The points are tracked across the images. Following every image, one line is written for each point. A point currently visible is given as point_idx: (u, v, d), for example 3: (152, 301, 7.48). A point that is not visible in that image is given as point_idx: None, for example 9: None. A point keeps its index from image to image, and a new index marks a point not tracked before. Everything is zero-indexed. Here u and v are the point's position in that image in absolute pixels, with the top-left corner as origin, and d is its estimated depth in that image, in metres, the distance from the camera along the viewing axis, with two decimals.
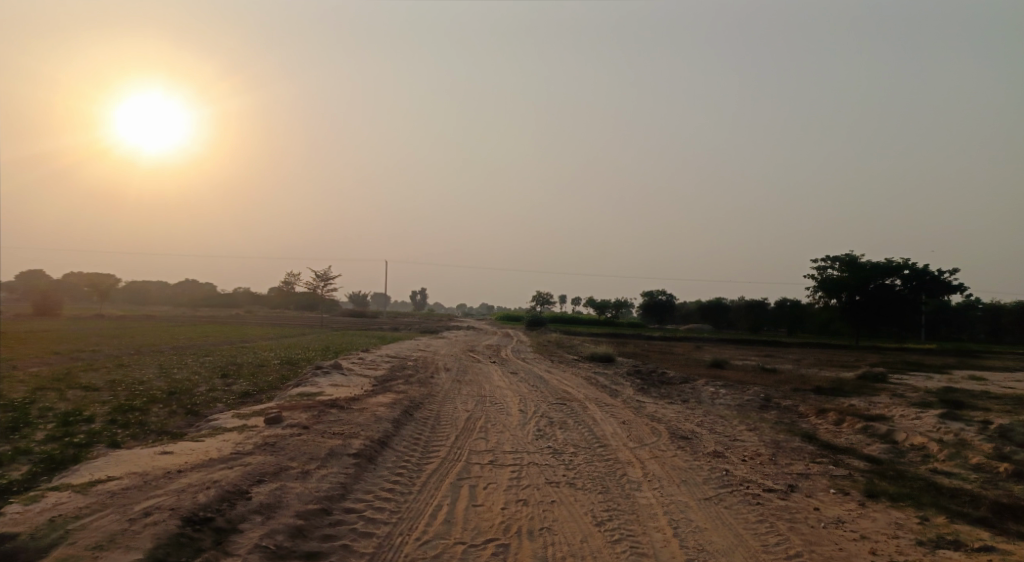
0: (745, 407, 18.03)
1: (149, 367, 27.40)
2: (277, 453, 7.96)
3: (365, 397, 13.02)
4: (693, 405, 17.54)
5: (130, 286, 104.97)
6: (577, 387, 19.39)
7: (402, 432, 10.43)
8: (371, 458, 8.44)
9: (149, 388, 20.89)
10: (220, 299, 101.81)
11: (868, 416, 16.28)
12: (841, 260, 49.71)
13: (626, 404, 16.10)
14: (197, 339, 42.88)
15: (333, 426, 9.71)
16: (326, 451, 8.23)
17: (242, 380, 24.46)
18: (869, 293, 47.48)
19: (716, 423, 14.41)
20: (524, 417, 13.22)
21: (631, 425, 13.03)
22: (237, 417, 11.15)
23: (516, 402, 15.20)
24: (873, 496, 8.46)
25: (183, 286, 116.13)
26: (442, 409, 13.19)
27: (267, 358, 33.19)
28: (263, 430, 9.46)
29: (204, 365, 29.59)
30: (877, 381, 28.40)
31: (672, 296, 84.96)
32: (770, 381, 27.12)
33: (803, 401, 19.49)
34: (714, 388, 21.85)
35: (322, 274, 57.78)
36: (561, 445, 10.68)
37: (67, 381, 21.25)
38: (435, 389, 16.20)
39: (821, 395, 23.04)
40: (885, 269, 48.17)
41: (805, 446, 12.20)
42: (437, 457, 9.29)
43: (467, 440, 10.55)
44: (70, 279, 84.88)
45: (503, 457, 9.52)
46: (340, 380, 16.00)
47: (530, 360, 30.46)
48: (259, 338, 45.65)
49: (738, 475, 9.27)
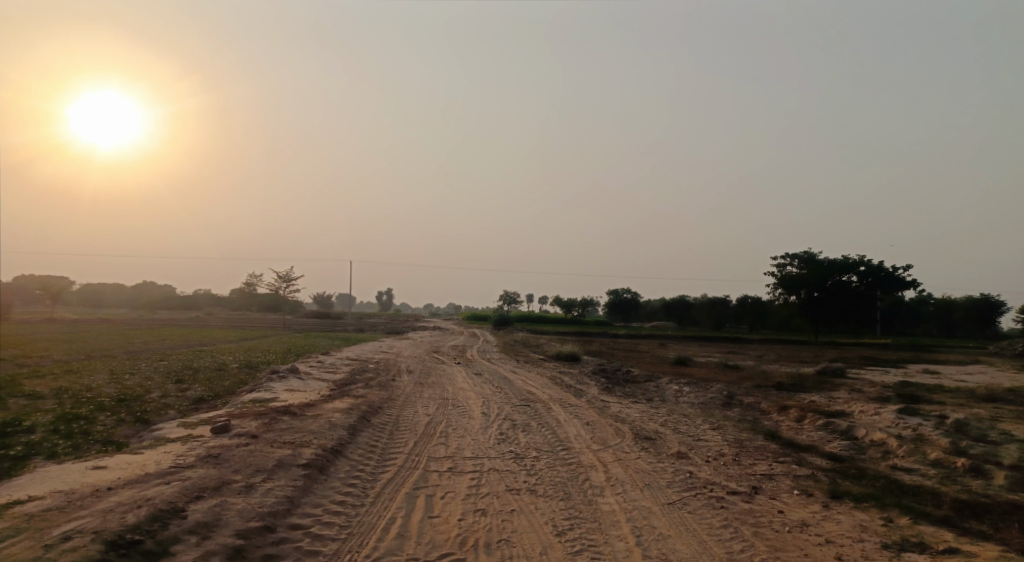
0: (709, 405, 18.07)
1: (99, 373, 26.24)
2: (220, 466, 7.48)
3: (321, 403, 12.53)
4: (659, 404, 17.48)
5: (83, 288, 101.24)
6: (542, 388, 19.15)
7: (357, 439, 10.02)
8: (322, 468, 8.02)
9: (97, 395, 19.92)
10: (180, 301, 98.98)
11: (829, 413, 16.43)
12: (800, 258, 50.65)
13: (591, 404, 15.93)
14: (152, 343, 41.32)
15: (285, 434, 9.28)
16: (274, 462, 7.77)
17: (197, 385, 23.57)
18: (827, 290, 48.49)
19: (680, 422, 14.32)
20: (486, 420, 12.92)
21: (595, 426, 12.85)
22: (183, 426, 10.55)
23: (479, 405, 14.86)
24: (837, 497, 8.43)
25: (140, 288, 112.54)
26: (402, 414, 12.77)
27: (225, 362, 32.16)
28: (208, 440, 8.94)
29: (158, 370, 28.48)
30: (836, 377, 28.94)
31: (637, 294, 85.61)
32: (733, 378, 27.38)
33: (765, 398, 19.65)
34: (678, 386, 21.88)
35: (285, 274, 56.45)
36: (523, 449, 10.40)
37: (8, 389, 20.15)
38: (396, 392, 15.78)
39: (782, 391, 23.29)
40: (842, 266, 49.26)
41: (769, 445, 12.20)
42: (393, 465, 8.92)
43: (426, 446, 10.21)
44: (19, 281, 81.46)
45: (463, 464, 9.22)
46: (296, 384, 15.44)
47: (495, 360, 30.15)
48: (218, 341, 44.30)
49: (702, 477, 9.14)
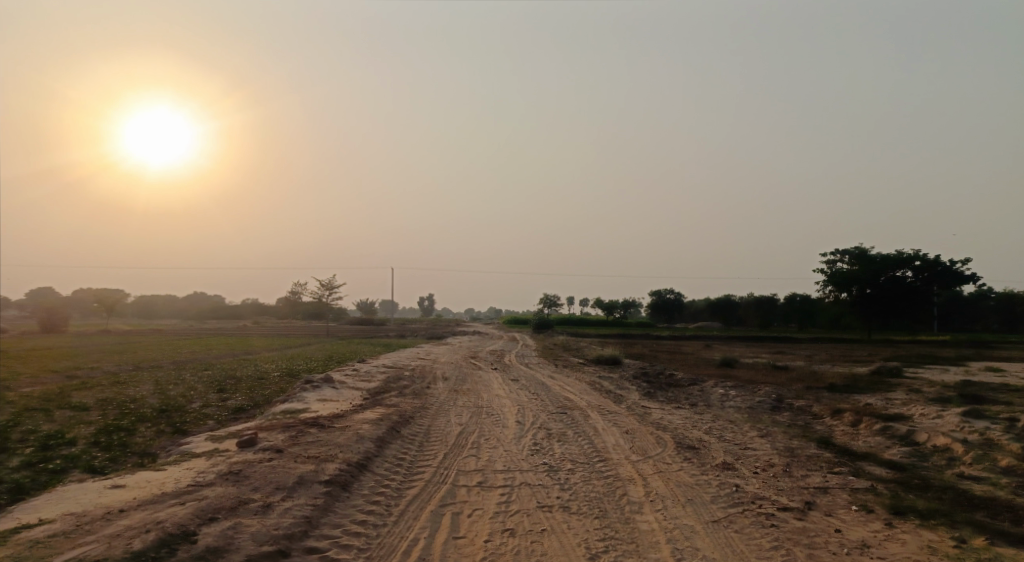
0: (757, 410, 17.21)
1: (145, 383, 26.83)
2: (240, 483, 7.24)
3: (351, 413, 12.26)
4: (703, 410, 16.71)
5: (138, 300, 105.09)
6: (581, 394, 18.55)
7: (385, 452, 9.71)
8: (345, 485, 7.69)
9: (141, 405, 20.26)
10: (228, 311, 101.59)
11: (886, 416, 15.39)
12: (851, 253, 48.59)
13: (631, 411, 15.31)
14: (199, 352, 42.29)
15: (310, 448, 9.02)
16: (295, 479, 7.49)
17: (238, 394, 23.82)
18: (880, 286, 46.43)
19: (726, 429, 13.59)
20: (520, 430, 12.46)
21: (634, 435, 12.26)
22: (210, 439, 10.40)
23: (514, 413, 14.41)
24: (900, 513, 7.68)
25: (190, 299, 116.23)
26: (434, 424, 12.42)
27: (267, 370, 32.56)
28: (233, 455, 8.73)
29: (202, 379, 28.99)
30: (892, 376, 27.49)
31: (680, 294, 83.84)
32: (782, 379, 26.20)
33: (816, 401, 18.64)
34: (723, 389, 21.01)
35: (327, 283, 57.19)
36: (557, 461, 9.92)
37: (57, 401, 20.70)
38: (430, 401, 15.48)
39: (834, 394, 22.13)
40: (896, 261, 47.05)
41: (822, 453, 11.38)
42: (421, 480, 8.55)
43: (456, 459, 9.81)
44: (78, 294, 85.02)
45: (493, 478, 8.79)
46: (329, 394, 15.28)
47: (534, 365, 29.64)
48: (262, 350, 45.02)
49: (749, 491, 8.50)
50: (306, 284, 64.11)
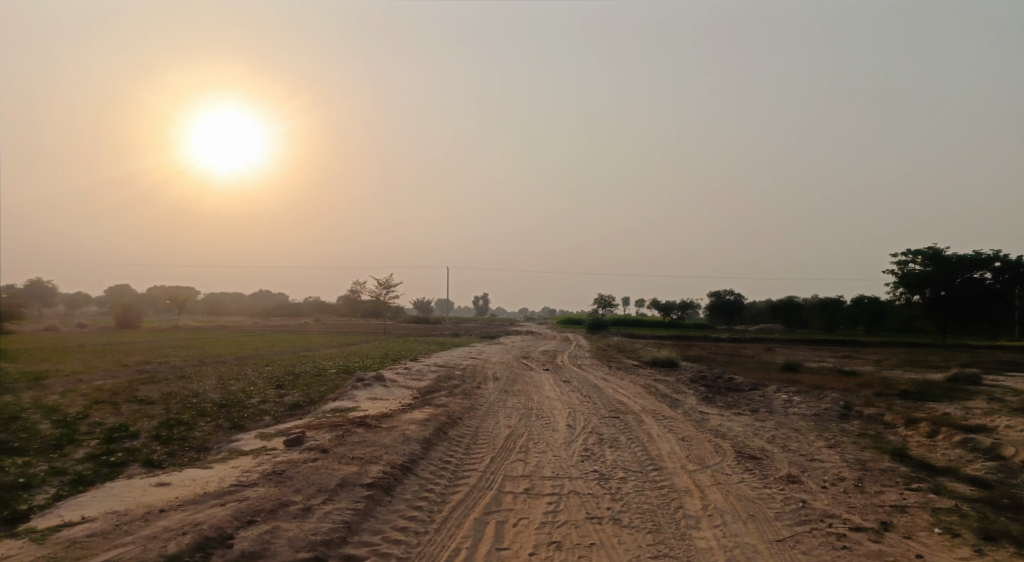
0: (823, 418, 16.19)
1: (208, 378, 27.71)
2: (282, 485, 7.14)
3: (399, 413, 12.13)
4: (764, 416, 15.86)
5: (207, 298, 109.75)
6: (634, 397, 17.96)
7: (431, 454, 9.49)
8: (387, 489, 7.47)
9: (202, 400, 20.91)
10: (290, 309, 104.84)
11: (968, 428, 14.16)
12: (923, 253, 45.73)
13: (687, 416, 14.67)
14: (260, 349, 43.58)
15: (356, 448, 8.90)
16: (337, 481, 7.33)
17: (294, 391, 24.32)
18: (955, 288, 43.64)
19: (790, 438, 12.80)
20: (571, 434, 12.05)
21: (691, 442, 11.66)
22: (260, 437, 10.46)
23: (564, 416, 13.99)
24: (992, 539, 6.87)
25: (256, 297, 120.58)
26: (481, 426, 12.15)
27: (324, 367, 33.18)
28: (279, 454, 8.70)
29: (262, 375, 29.76)
30: (970, 384, 25.60)
31: (739, 295, 81.24)
32: (850, 385, 24.75)
33: (889, 409, 17.43)
34: (787, 395, 19.97)
35: (383, 281, 58.06)
36: (608, 469, 9.46)
37: (125, 394, 21.60)
38: (480, 401, 15.23)
39: (906, 402, 20.73)
40: (974, 261, 44.07)
41: (897, 467, 10.46)
42: (465, 485, 8.26)
43: (503, 463, 9.49)
44: (152, 292, 89.40)
45: (541, 485, 8.43)
46: (379, 392, 15.26)
47: (587, 366, 29.06)
48: (320, 347, 46.03)
49: (818, 507, 7.83)
50: (363, 283, 65.39)
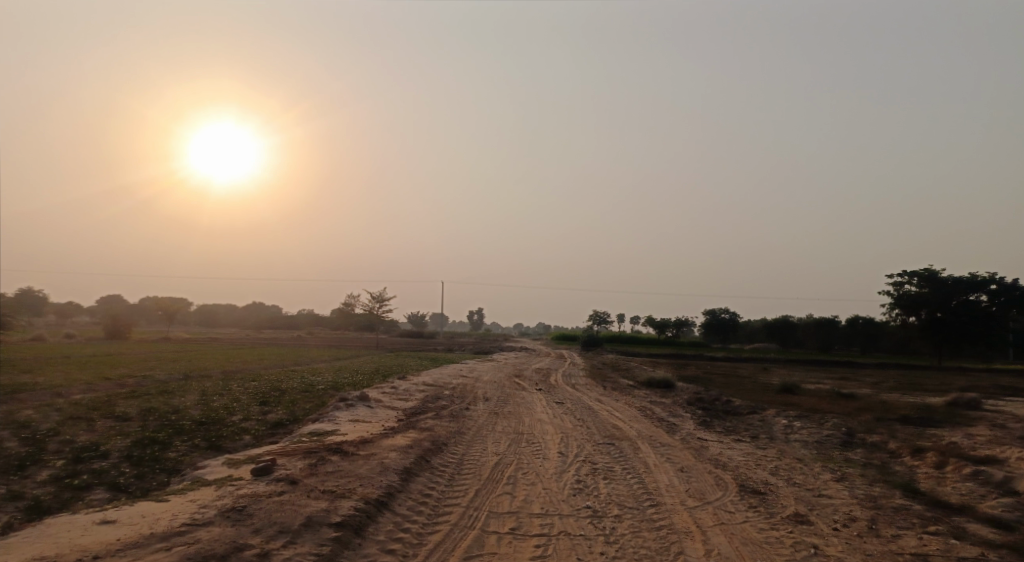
0: (826, 446, 15.53)
1: (191, 393, 26.79)
2: (240, 524, 6.40)
3: (380, 438, 11.41)
4: (765, 444, 15.19)
5: (200, 309, 108.78)
6: (630, 421, 17.28)
7: (411, 485, 8.79)
8: (358, 529, 6.75)
9: (181, 417, 20.09)
10: (284, 321, 103.95)
11: (977, 459, 13.50)
12: (919, 275, 45.31)
13: (685, 443, 13.98)
14: (249, 362, 42.61)
15: (328, 480, 8.20)
16: (302, 520, 6.60)
17: (279, 408, 23.50)
18: (951, 311, 43.18)
19: (793, 469, 12.12)
20: (562, 463, 11.36)
21: (691, 474, 11.00)
22: (228, 463, 9.71)
23: (556, 442, 13.28)
24: None
25: (250, 309, 119.46)
26: (468, 453, 11.45)
27: (313, 383, 32.31)
28: (244, 485, 7.98)
29: (247, 391, 28.87)
30: (971, 409, 24.98)
31: (734, 313, 80.56)
32: (849, 409, 24.07)
33: (892, 436, 16.79)
34: (787, 420, 19.29)
35: (377, 294, 57.25)
36: (602, 505, 8.77)
37: (102, 410, 20.73)
38: (468, 425, 14.51)
39: (907, 428, 20.11)
40: (969, 284, 43.69)
41: (910, 505, 9.79)
42: (446, 524, 7.55)
43: (488, 497, 8.79)
44: (144, 302, 88.34)
45: (530, 524, 7.74)
46: (362, 413, 14.53)
47: (581, 386, 28.24)
48: (311, 361, 45.08)
49: (831, 555, 7.15)
50: (357, 296, 64.53)
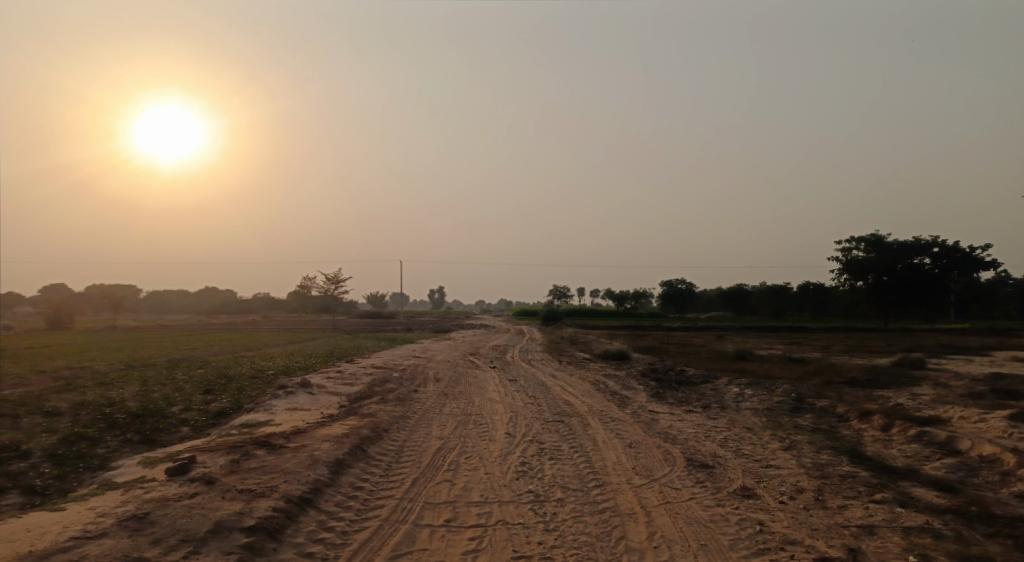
0: (776, 413, 15.59)
1: (132, 384, 25.40)
2: (137, 535, 5.72)
3: (315, 427, 10.78)
4: (717, 414, 15.13)
5: (150, 295, 104.98)
6: (582, 396, 17.03)
7: (342, 478, 8.24)
8: (274, 532, 6.19)
9: (117, 410, 18.90)
10: (238, 304, 101.07)
11: (920, 419, 13.66)
12: (866, 240, 46.52)
13: (635, 417, 13.77)
14: (198, 349, 40.94)
15: (249, 478, 7.58)
16: (209, 526, 5.98)
17: (224, 396, 22.46)
18: (896, 274, 44.44)
19: (741, 439, 12.02)
20: (508, 444, 10.98)
21: (639, 449, 10.78)
22: (144, 462, 8.92)
23: (504, 422, 12.89)
24: None
25: (203, 293, 115.77)
26: (410, 438, 10.95)
27: (263, 369, 31.14)
28: (154, 487, 7.26)
29: (193, 379, 27.58)
30: (915, 369, 25.70)
31: (691, 283, 81.76)
32: (800, 374, 24.43)
33: (840, 400, 17.01)
34: (739, 388, 19.39)
35: (332, 275, 55.89)
36: (545, 488, 8.41)
37: (31, 405, 19.34)
38: (414, 408, 13.99)
39: (855, 390, 20.48)
40: (913, 247, 45.00)
41: (857, 471, 9.74)
42: (376, 518, 7.07)
43: (425, 486, 8.33)
44: (87, 291, 84.48)
45: (467, 514, 7.33)
46: (302, 401, 13.84)
47: (537, 362, 27.93)
48: (264, 346, 43.64)
49: (777, 531, 6.95)
50: (312, 278, 62.97)
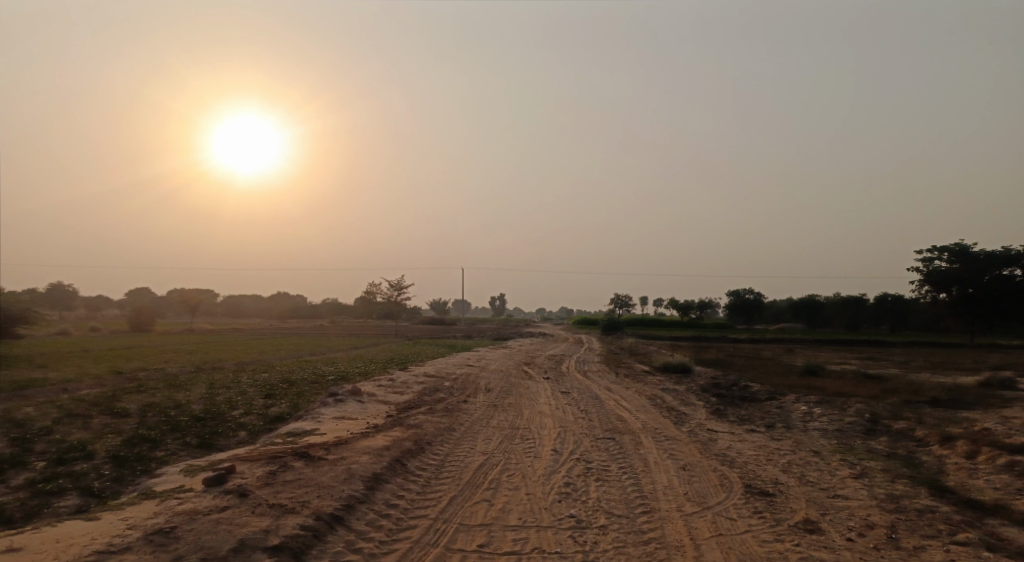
0: (846, 435, 14.45)
1: (199, 387, 26.28)
2: (160, 551, 5.63)
3: (357, 438, 10.64)
4: (781, 435, 14.16)
5: (226, 300, 109.90)
6: (636, 411, 16.35)
7: (376, 494, 8.00)
8: (298, 553, 5.99)
9: (181, 412, 19.53)
10: (306, 310, 104.40)
11: (1011, 447, 12.31)
12: (950, 250, 43.49)
13: (691, 436, 13.03)
14: (265, 354, 42.25)
15: (282, 492, 7.43)
16: (231, 544, 5.83)
17: (283, 402, 22.90)
18: (984, 286, 41.24)
19: (806, 464, 11.12)
20: (554, 462, 10.51)
21: (693, 472, 10.10)
22: (186, 471, 8.95)
23: (552, 438, 12.43)
24: None
25: (275, 297, 120.35)
26: (453, 453, 10.66)
27: (324, 374, 31.71)
28: (189, 499, 7.21)
29: (256, 383, 28.33)
30: (1004, 389, 23.55)
31: (759, 293, 78.76)
32: (875, 392, 22.84)
33: (919, 422, 15.66)
34: (806, 406, 18.22)
35: (394, 282, 56.77)
36: (588, 513, 7.91)
37: (104, 406, 20.22)
38: (460, 420, 13.72)
39: (936, 411, 18.89)
40: (1003, 258, 41.70)
41: (937, 506, 8.77)
42: (406, 540, 6.77)
43: (462, 506, 7.98)
44: (169, 296, 89.16)
45: (501, 538, 6.93)
46: (350, 410, 13.81)
47: (593, 373, 27.27)
48: (326, 351, 44.65)
49: None
50: (376, 285, 64.19)
